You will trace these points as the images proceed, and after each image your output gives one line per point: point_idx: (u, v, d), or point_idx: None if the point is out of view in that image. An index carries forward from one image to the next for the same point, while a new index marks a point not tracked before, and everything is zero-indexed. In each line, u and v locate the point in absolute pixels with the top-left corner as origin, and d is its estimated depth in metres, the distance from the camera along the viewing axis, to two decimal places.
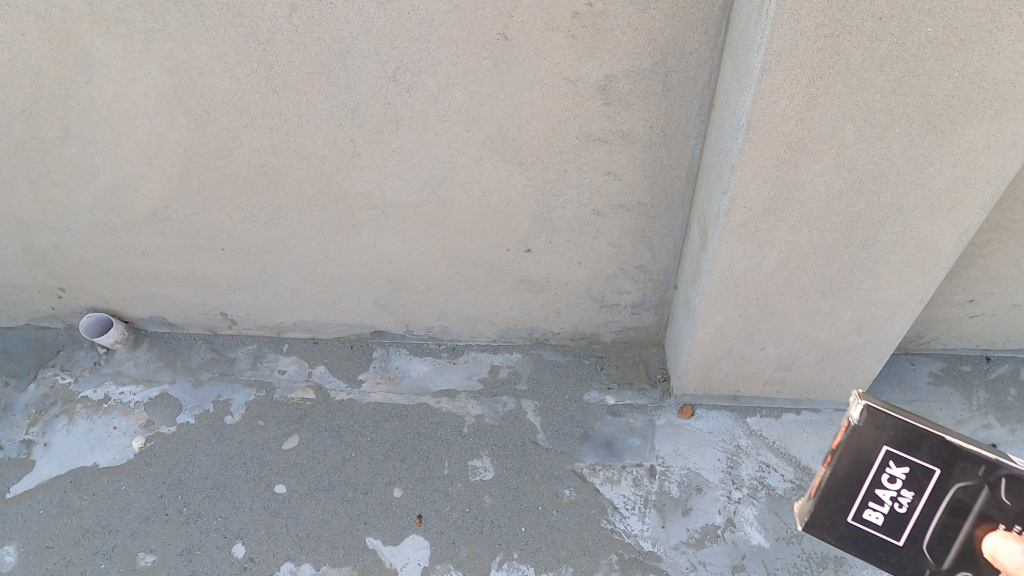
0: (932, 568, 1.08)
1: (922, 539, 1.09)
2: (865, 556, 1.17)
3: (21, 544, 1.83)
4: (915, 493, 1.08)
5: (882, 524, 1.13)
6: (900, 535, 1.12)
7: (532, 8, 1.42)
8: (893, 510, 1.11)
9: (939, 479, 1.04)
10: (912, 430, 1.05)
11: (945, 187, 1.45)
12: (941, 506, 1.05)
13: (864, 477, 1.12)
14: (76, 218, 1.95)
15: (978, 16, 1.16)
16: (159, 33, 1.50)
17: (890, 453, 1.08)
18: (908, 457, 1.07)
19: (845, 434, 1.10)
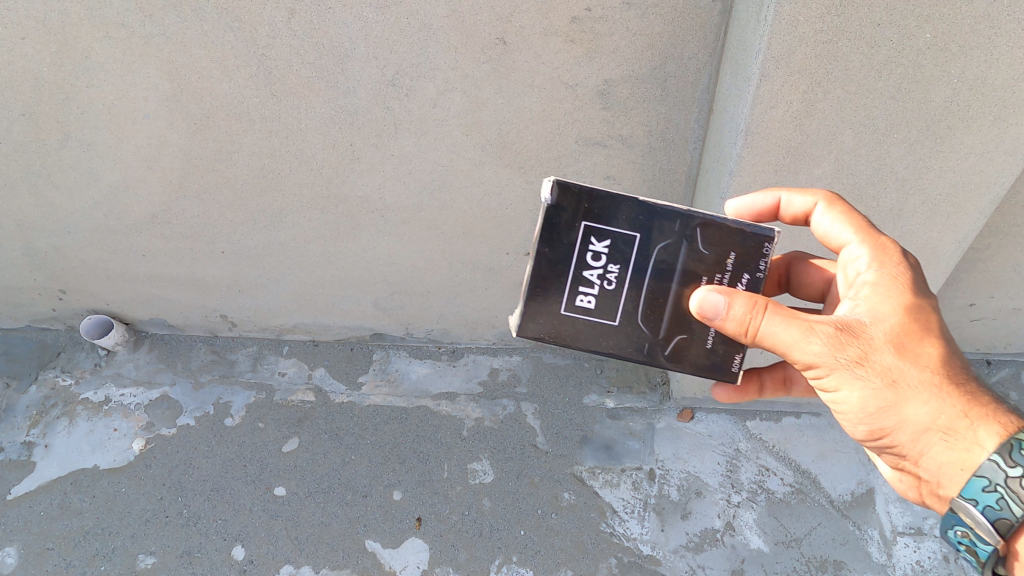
0: (646, 337, 1.22)
1: (630, 312, 1.21)
2: (582, 343, 1.24)
3: (22, 545, 1.85)
4: (620, 263, 1.17)
5: (594, 308, 1.21)
6: (613, 312, 1.21)
7: (529, 12, 1.43)
8: (604, 289, 1.19)
9: (645, 241, 1.16)
10: (615, 204, 1.14)
11: (945, 193, 1.44)
12: (646, 272, 1.18)
13: (568, 260, 1.17)
14: (78, 221, 1.96)
15: (976, 21, 1.16)
16: (159, 38, 1.51)
17: (589, 230, 1.15)
18: (609, 229, 1.15)
19: (548, 221, 1.14)
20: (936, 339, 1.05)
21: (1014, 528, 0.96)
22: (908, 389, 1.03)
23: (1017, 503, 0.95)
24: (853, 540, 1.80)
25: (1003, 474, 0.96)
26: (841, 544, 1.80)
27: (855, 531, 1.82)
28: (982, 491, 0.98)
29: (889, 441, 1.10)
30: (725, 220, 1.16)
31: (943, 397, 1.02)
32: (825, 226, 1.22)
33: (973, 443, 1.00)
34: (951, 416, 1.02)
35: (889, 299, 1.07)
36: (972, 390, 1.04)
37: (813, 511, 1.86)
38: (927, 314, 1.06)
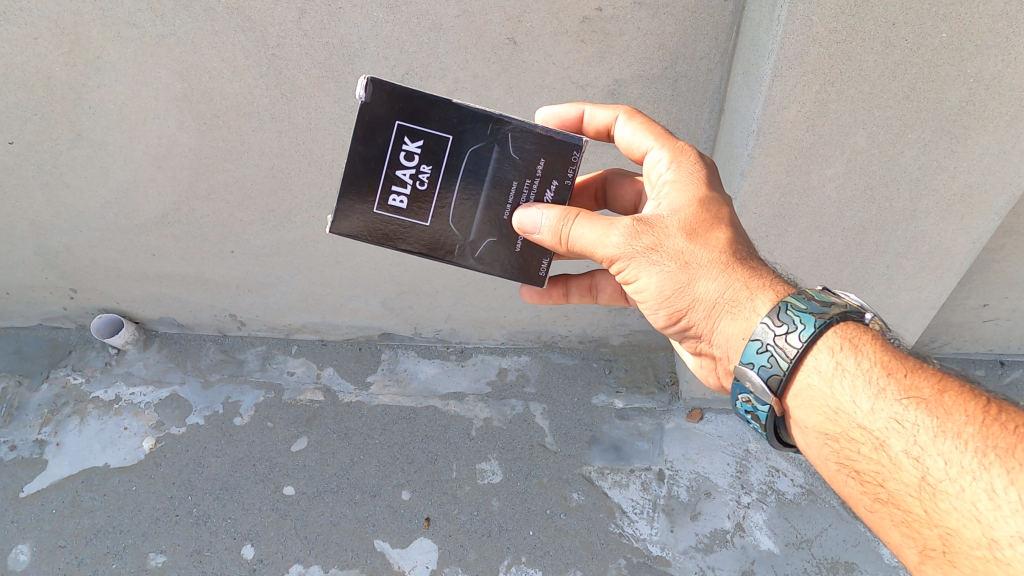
0: (456, 238, 1.22)
1: (441, 214, 1.20)
2: (393, 243, 1.21)
3: (34, 543, 1.86)
4: (432, 167, 1.15)
5: (406, 208, 1.18)
6: (424, 212, 1.19)
7: (539, 12, 1.43)
8: (415, 191, 1.17)
9: (456, 145, 1.15)
10: (429, 103, 1.12)
11: (959, 193, 1.43)
12: (455, 173, 1.17)
13: (380, 157, 1.14)
14: (89, 220, 1.97)
15: (993, 20, 1.15)
16: (170, 38, 1.52)
17: (402, 129, 1.12)
18: (421, 129, 1.12)
19: (359, 116, 1.11)
20: (724, 226, 1.10)
21: (785, 384, 0.96)
22: (698, 268, 1.07)
23: (784, 360, 0.95)
24: (864, 542, 1.79)
25: (768, 334, 0.96)
26: (853, 546, 1.79)
27: (867, 533, 1.81)
28: (755, 354, 0.97)
29: (689, 328, 1.13)
30: (535, 126, 1.17)
31: (727, 273, 1.05)
32: (629, 139, 1.26)
33: (750, 310, 1.02)
34: (735, 289, 1.05)
35: (684, 192, 1.12)
36: (758, 268, 1.07)
37: (823, 513, 1.85)
38: (715, 206, 1.12)
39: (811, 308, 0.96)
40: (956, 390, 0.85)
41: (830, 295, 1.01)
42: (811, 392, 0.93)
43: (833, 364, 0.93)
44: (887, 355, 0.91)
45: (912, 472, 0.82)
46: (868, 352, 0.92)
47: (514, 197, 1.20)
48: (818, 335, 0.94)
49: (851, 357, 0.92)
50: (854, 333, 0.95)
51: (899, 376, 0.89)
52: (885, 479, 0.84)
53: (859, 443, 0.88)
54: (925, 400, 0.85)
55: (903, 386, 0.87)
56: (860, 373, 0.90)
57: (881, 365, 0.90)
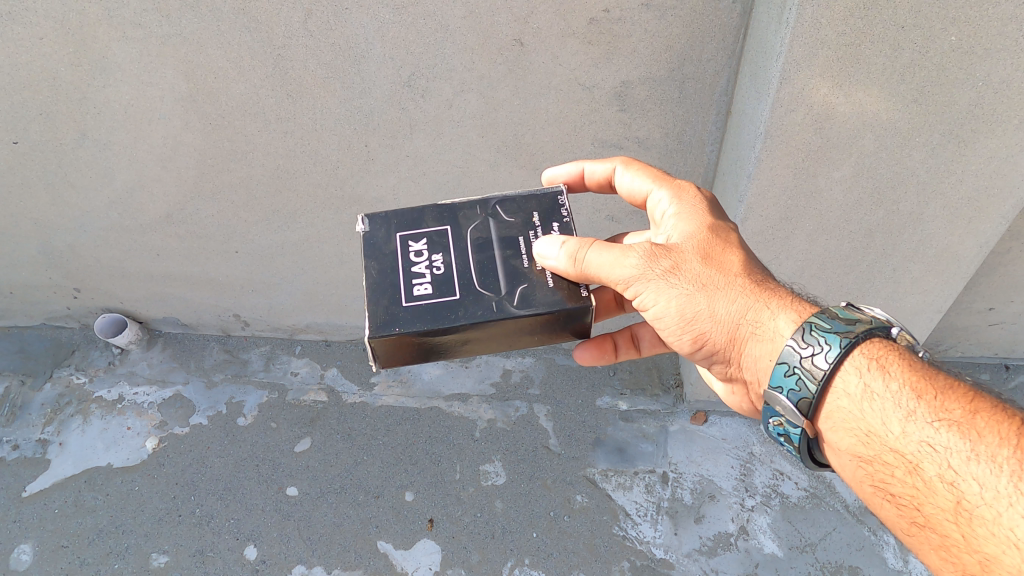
0: (493, 299, 1.10)
1: (470, 283, 1.12)
2: (432, 325, 1.07)
3: (36, 543, 1.86)
4: (442, 251, 1.15)
5: (432, 292, 1.10)
6: (452, 290, 1.11)
7: (547, 14, 1.42)
8: (436, 276, 1.12)
9: (455, 228, 1.18)
10: (417, 213, 1.19)
11: (967, 197, 1.43)
12: (465, 250, 1.15)
13: (393, 263, 1.14)
14: (93, 219, 1.97)
15: (1003, 23, 1.14)
16: (175, 38, 1.51)
17: (404, 236, 1.17)
18: (420, 232, 1.17)
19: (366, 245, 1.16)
20: (736, 248, 1.11)
21: (815, 406, 0.95)
22: (717, 289, 1.06)
23: (812, 381, 0.94)
24: (868, 546, 1.78)
25: (794, 356, 0.95)
26: (856, 549, 1.78)
27: (871, 537, 1.80)
28: (783, 377, 0.96)
29: (714, 352, 1.10)
30: (517, 195, 1.22)
31: (748, 295, 1.05)
32: (630, 184, 1.29)
33: (772, 330, 1.01)
34: (756, 310, 1.04)
35: (693, 222, 1.14)
36: (776, 287, 1.07)
37: (828, 516, 1.85)
38: (725, 231, 1.14)
39: (835, 328, 0.95)
40: (988, 409, 0.84)
41: (854, 311, 0.99)
42: (842, 414, 0.92)
43: (862, 385, 0.92)
44: (915, 375, 0.90)
45: (947, 497, 0.80)
46: (895, 372, 0.91)
47: (529, 250, 1.16)
48: (843, 356, 0.93)
49: (878, 378, 0.91)
50: (880, 352, 0.94)
51: (929, 398, 0.87)
52: (922, 502, 0.83)
53: (893, 466, 0.87)
54: (955, 423, 0.83)
55: (933, 409, 0.86)
56: (888, 396, 0.89)
57: (910, 386, 0.89)
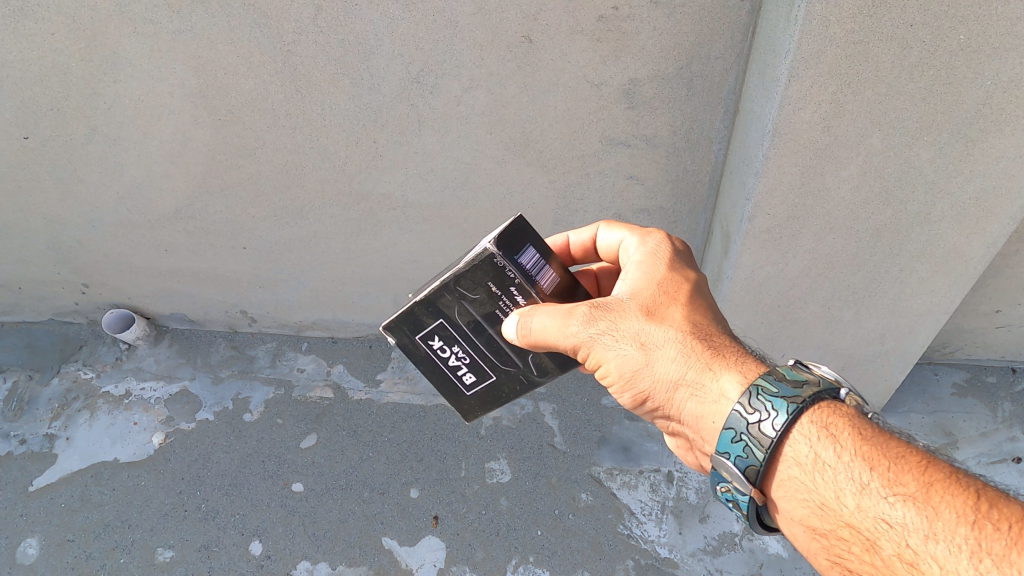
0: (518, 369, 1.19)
1: (492, 363, 1.19)
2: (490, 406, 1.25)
3: (42, 537, 1.86)
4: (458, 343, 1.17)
5: (473, 375, 1.21)
6: (488, 371, 1.20)
7: (556, 11, 1.41)
8: (466, 361, 1.19)
9: (450, 321, 1.15)
10: (408, 313, 1.15)
11: (975, 197, 1.42)
12: (474, 335, 1.16)
13: (426, 360, 1.20)
14: (101, 214, 1.97)
15: (1012, 22, 1.13)
16: (186, 34, 1.51)
17: (422, 337, 1.18)
18: (428, 330, 1.16)
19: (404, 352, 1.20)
20: (690, 311, 1.06)
21: (763, 475, 0.87)
22: (656, 351, 1.02)
23: (759, 449, 0.87)
24: None
25: (742, 421, 0.88)
26: None
27: None
28: (730, 443, 0.89)
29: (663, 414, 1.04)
30: (472, 266, 1.08)
31: (688, 355, 1.00)
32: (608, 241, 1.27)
33: (715, 392, 0.95)
34: (696, 371, 0.98)
35: (644, 276, 1.11)
36: (724, 346, 1.01)
37: None
38: (676, 284, 1.09)
39: (783, 391, 0.87)
40: (945, 479, 0.76)
41: (802, 371, 0.93)
42: (793, 483, 0.85)
43: (813, 455, 0.84)
44: (868, 444, 0.82)
45: None
46: (847, 441, 0.83)
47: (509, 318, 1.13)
48: (791, 422, 0.85)
49: (829, 447, 0.83)
50: (831, 415, 0.86)
51: (882, 468, 0.79)
52: None
53: (849, 541, 0.79)
54: (910, 496, 0.75)
55: (886, 480, 0.78)
56: (839, 467, 0.81)
57: (862, 456, 0.81)
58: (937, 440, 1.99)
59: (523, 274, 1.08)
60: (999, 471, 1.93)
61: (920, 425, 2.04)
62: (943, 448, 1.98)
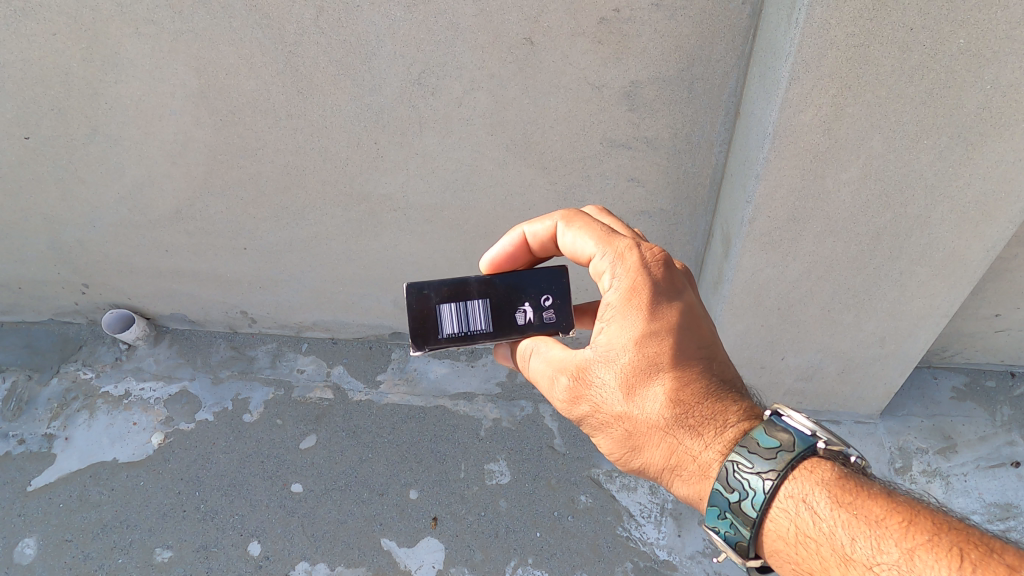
0: None
1: None
2: None
3: (41, 537, 1.86)
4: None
5: None
6: None
7: (557, 12, 1.41)
8: None
9: None
10: None
11: (974, 200, 1.42)
12: None
13: None
14: (101, 214, 1.97)
15: (1011, 27, 1.13)
16: (188, 34, 1.51)
17: None
18: None
19: None
20: (672, 381, 1.02)
21: (753, 547, 0.93)
22: (641, 436, 1.03)
23: (744, 526, 0.92)
24: None
25: (724, 500, 0.93)
26: None
27: None
28: (717, 520, 0.94)
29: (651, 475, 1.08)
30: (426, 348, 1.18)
31: (671, 436, 1.01)
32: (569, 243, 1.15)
33: (697, 482, 0.99)
34: (679, 455, 1.01)
35: (621, 332, 1.04)
36: (706, 418, 1.01)
37: None
38: (658, 345, 1.02)
39: (757, 466, 0.91)
40: (925, 543, 0.81)
41: (773, 429, 0.95)
42: (783, 555, 0.91)
43: (796, 527, 0.89)
44: (845, 511, 0.87)
45: None
46: (825, 510, 0.88)
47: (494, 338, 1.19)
48: (769, 501, 0.90)
49: (810, 519, 0.88)
50: (807, 483, 0.91)
51: (863, 535, 0.84)
52: None
53: None
54: (892, 566, 0.80)
55: (869, 550, 0.83)
56: (821, 539, 0.87)
57: (841, 526, 0.86)
58: (936, 443, 2.00)
59: (456, 339, 1.14)
60: (998, 474, 1.93)
61: (919, 429, 2.04)
62: (942, 452, 1.99)
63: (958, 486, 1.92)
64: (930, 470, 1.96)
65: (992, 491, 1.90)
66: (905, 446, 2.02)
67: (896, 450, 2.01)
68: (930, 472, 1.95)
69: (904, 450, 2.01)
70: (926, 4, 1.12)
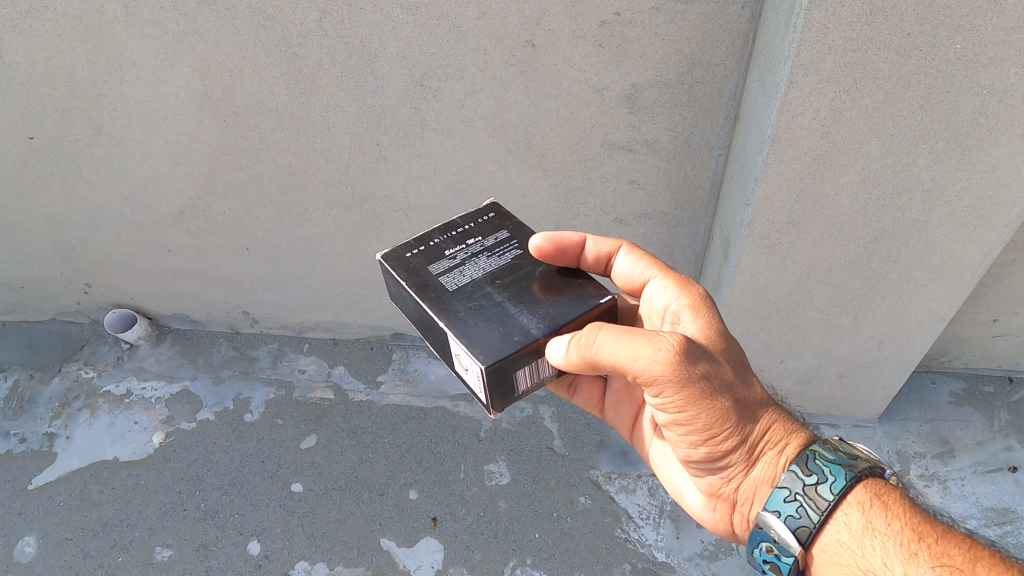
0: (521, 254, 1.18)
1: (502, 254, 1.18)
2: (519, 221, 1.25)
3: (41, 535, 1.87)
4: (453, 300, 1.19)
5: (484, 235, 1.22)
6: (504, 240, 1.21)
7: (558, 16, 1.42)
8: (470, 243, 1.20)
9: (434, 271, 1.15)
10: (392, 288, 1.20)
11: (972, 205, 1.42)
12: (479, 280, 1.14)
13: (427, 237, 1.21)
14: (104, 214, 1.97)
15: (1007, 33, 1.14)
16: (191, 36, 1.52)
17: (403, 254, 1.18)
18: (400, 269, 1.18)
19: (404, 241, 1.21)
20: (747, 366, 1.09)
21: (811, 539, 0.95)
22: (745, 407, 1.04)
23: (815, 511, 0.95)
24: None
25: (800, 482, 0.97)
26: None
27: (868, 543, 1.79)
28: (782, 502, 0.98)
29: (719, 460, 1.07)
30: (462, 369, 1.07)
31: (761, 415, 1.06)
32: (626, 267, 1.26)
33: (778, 453, 1.05)
34: (766, 431, 1.06)
35: (711, 323, 1.09)
36: (775, 409, 1.10)
37: None
38: (737, 339, 1.11)
39: (839, 460, 0.98)
40: (988, 559, 0.88)
41: (849, 447, 1.04)
42: (840, 546, 0.93)
43: (863, 522, 0.94)
44: (916, 518, 0.93)
45: None
46: (896, 514, 0.94)
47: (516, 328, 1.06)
48: (848, 489, 0.95)
49: (879, 517, 0.94)
50: (880, 490, 0.97)
51: (930, 542, 0.91)
52: None
53: None
54: (958, 568, 0.86)
55: (935, 553, 0.89)
56: (889, 534, 0.92)
57: (912, 528, 0.92)
58: (934, 447, 2.01)
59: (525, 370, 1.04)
60: (995, 479, 1.94)
61: (917, 433, 2.06)
62: (940, 456, 2.00)
63: (955, 491, 1.92)
64: (928, 474, 1.96)
65: (989, 496, 1.91)
66: (904, 450, 2.02)
67: (895, 454, 2.02)
68: (927, 476, 1.95)
69: (903, 453, 2.01)
70: (923, 10, 1.13)
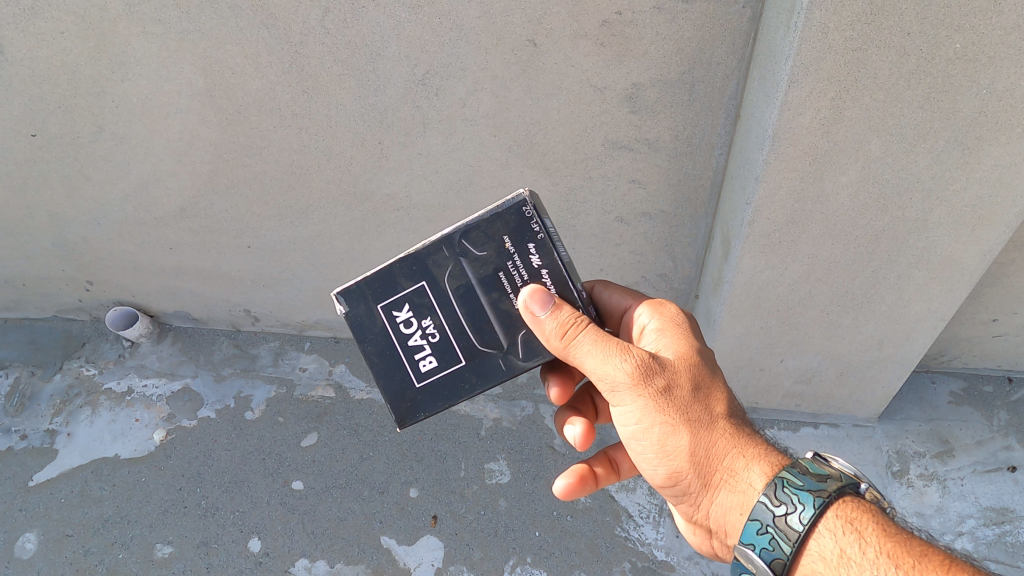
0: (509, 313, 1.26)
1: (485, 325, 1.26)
2: None
3: (41, 531, 1.88)
4: (431, 315, 1.22)
5: None
6: None
7: (560, 15, 1.42)
8: None
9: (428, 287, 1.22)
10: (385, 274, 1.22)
11: (972, 205, 1.42)
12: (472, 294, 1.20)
13: None
14: (105, 212, 1.97)
15: (1006, 32, 1.14)
16: (194, 34, 1.52)
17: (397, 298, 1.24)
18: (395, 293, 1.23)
19: None
20: (721, 390, 1.15)
21: (788, 567, 0.96)
22: (705, 428, 1.10)
23: (786, 541, 0.95)
24: None
25: (769, 513, 0.97)
26: None
27: None
28: (755, 534, 0.98)
29: (683, 477, 1.12)
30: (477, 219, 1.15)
31: (729, 441, 1.09)
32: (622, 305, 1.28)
33: (747, 482, 1.05)
34: (734, 459, 1.08)
35: (684, 346, 1.17)
36: (751, 438, 1.11)
37: None
38: (714, 372, 1.15)
39: (808, 485, 0.98)
40: None
41: (823, 464, 1.03)
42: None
43: (837, 549, 0.93)
44: (890, 542, 0.93)
45: None
46: (870, 539, 0.93)
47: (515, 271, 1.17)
48: (818, 515, 0.95)
49: (854, 544, 0.93)
50: (852, 513, 0.96)
51: (906, 567, 0.89)
52: None
53: None
54: None
55: None
56: (865, 562, 0.91)
57: (886, 554, 0.91)
58: (933, 447, 2.02)
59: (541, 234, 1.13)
60: (994, 479, 1.95)
61: (917, 432, 2.06)
62: (939, 456, 2.00)
63: (955, 490, 1.93)
64: (927, 474, 1.97)
65: (988, 495, 1.92)
66: (903, 449, 2.03)
67: (895, 453, 2.03)
68: (926, 476, 1.97)
69: (902, 453, 2.02)
70: (923, 9, 1.14)
